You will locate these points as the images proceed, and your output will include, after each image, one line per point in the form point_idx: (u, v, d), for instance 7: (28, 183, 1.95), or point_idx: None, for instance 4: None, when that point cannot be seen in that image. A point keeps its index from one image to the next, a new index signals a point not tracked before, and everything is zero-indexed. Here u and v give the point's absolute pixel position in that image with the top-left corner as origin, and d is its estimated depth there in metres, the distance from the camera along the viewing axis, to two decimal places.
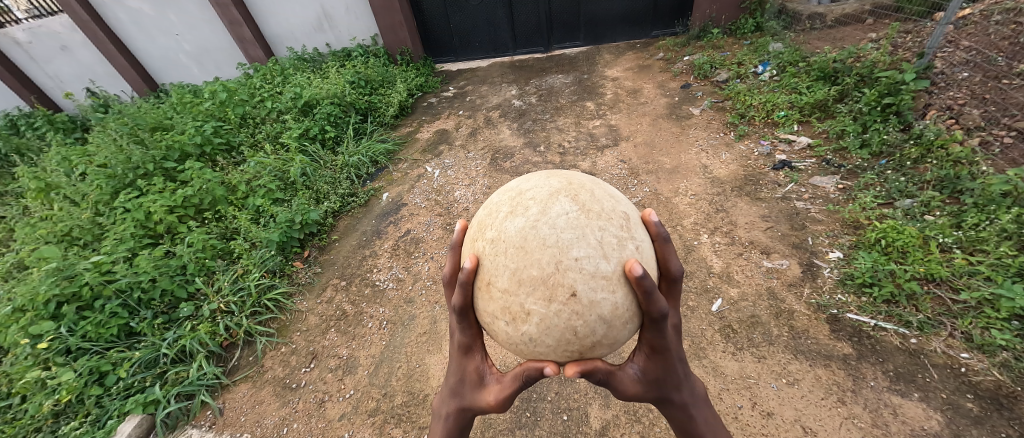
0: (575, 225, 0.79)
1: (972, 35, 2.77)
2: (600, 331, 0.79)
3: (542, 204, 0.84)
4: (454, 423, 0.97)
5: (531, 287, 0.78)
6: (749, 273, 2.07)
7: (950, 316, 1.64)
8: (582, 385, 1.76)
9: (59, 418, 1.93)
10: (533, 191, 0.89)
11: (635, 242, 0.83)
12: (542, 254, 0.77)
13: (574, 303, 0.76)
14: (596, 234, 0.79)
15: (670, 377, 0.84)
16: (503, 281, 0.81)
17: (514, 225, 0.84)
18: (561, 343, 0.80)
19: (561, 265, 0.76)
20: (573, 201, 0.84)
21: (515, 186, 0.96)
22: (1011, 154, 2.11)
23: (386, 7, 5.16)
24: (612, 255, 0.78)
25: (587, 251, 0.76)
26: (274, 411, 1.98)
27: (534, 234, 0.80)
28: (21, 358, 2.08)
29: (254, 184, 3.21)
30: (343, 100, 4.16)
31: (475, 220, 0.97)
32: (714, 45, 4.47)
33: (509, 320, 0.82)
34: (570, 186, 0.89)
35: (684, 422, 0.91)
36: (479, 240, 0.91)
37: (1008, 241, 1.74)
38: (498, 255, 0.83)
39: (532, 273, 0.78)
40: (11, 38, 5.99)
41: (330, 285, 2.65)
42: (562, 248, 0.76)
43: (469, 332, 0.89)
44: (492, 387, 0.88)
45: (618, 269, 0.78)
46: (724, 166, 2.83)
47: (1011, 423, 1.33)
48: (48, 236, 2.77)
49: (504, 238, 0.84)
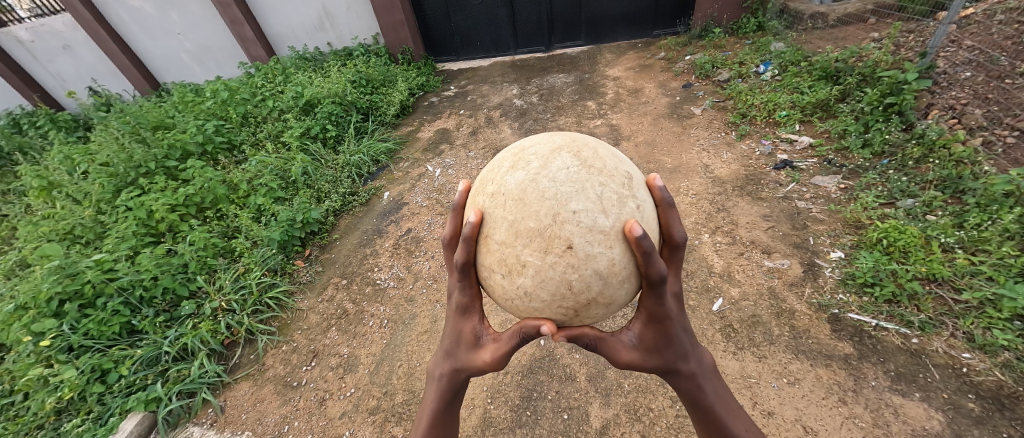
0: (575, 179, 0.78)
1: (975, 35, 2.75)
2: (596, 286, 0.77)
3: (543, 158, 0.83)
4: (447, 385, 0.94)
5: (527, 239, 0.77)
6: (750, 273, 2.07)
7: (952, 316, 1.64)
8: (582, 384, 1.76)
9: (61, 415, 1.94)
10: (535, 148, 0.88)
11: (638, 201, 0.81)
12: (540, 206, 0.76)
13: (570, 256, 0.74)
14: (596, 190, 0.77)
15: (672, 343, 0.82)
16: (500, 233, 0.80)
17: (514, 180, 0.84)
18: (555, 298, 0.79)
19: (558, 218, 0.74)
20: (575, 157, 0.83)
21: (518, 145, 0.96)
22: (1014, 154, 2.10)
23: (387, 5, 5.16)
24: (612, 211, 0.76)
25: (586, 205, 0.75)
26: (274, 409, 1.99)
27: (533, 187, 0.79)
28: (23, 355, 2.09)
29: (255, 184, 3.22)
30: (344, 99, 4.17)
31: (477, 178, 0.97)
32: (716, 44, 4.47)
33: (504, 272, 0.81)
34: (573, 143, 0.88)
35: (693, 394, 0.88)
36: (479, 195, 0.90)
37: (1010, 241, 1.73)
38: (496, 208, 0.83)
39: (529, 225, 0.77)
40: (14, 37, 6.01)
41: (331, 284, 2.65)
42: (561, 200, 0.75)
43: (468, 292, 0.87)
44: (489, 346, 0.86)
45: (617, 226, 0.75)
46: (724, 166, 2.83)
47: (1012, 423, 1.33)
48: (50, 233, 2.78)
49: (503, 191, 0.83)
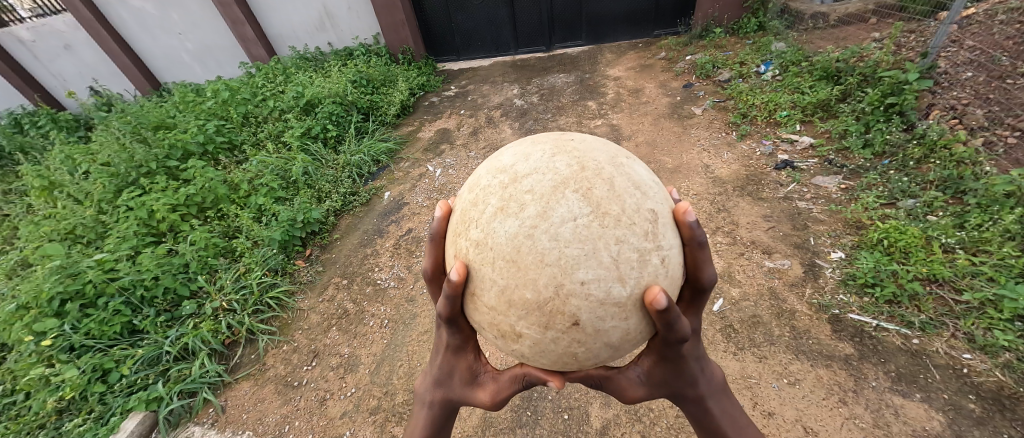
0: (584, 237, 0.65)
1: (976, 35, 2.75)
2: (604, 354, 0.76)
3: (542, 202, 0.69)
4: (436, 413, 0.94)
5: (524, 310, 0.71)
6: (750, 273, 2.07)
7: (953, 317, 1.63)
8: (583, 384, 1.76)
9: (63, 415, 1.95)
10: (532, 181, 0.73)
11: (661, 254, 0.70)
12: (540, 274, 0.67)
13: (575, 331, 0.70)
14: (610, 250, 0.65)
15: (680, 376, 0.81)
16: (492, 298, 0.74)
17: (505, 228, 0.72)
18: (557, 363, 0.79)
19: (562, 289, 0.66)
20: (584, 199, 0.68)
21: (511, 167, 0.80)
22: (1015, 154, 2.10)
23: (387, 5, 5.15)
24: (627, 277, 0.67)
25: (596, 274, 0.65)
26: (275, 409, 1.99)
27: (531, 246, 0.67)
28: (25, 355, 2.10)
29: (256, 184, 3.22)
30: (345, 98, 4.18)
31: (462, 207, 0.84)
32: (717, 44, 4.46)
33: (500, 335, 0.80)
34: (580, 175, 0.72)
35: (701, 414, 0.89)
36: (464, 239, 0.80)
37: (1011, 242, 1.74)
38: (486, 265, 0.74)
39: (527, 294, 0.69)
40: (15, 37, 6.02)
41: (332, 283, 2.66)
42: (565, 268, 0.65)
43: (460, 334, 0.85)
44: (488, 386, 0.89)
45: (636, 294, 0.68)
46: (725, 166, 2.83)
47: (1013, 424, 1.33)
48: (52, 233, 2.79)
49: (494, 245, 0.72)
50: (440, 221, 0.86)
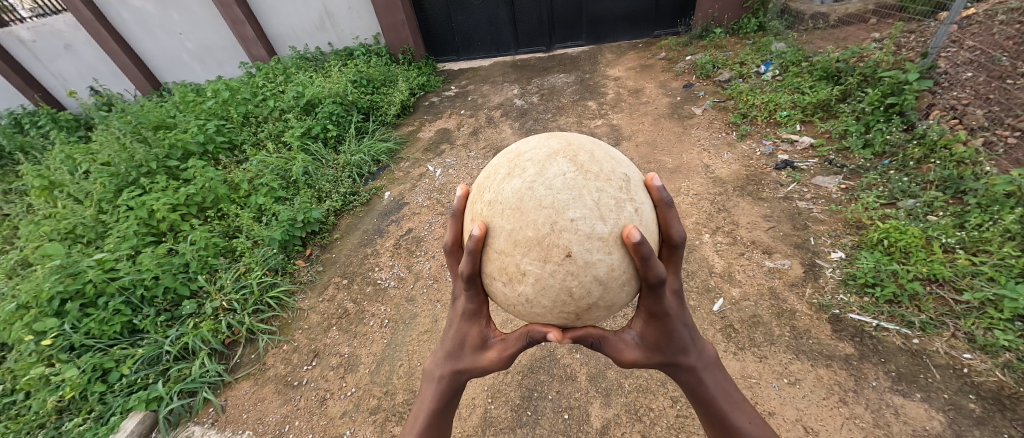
0: (572, 185, 0.75)
1: (976, 35, 2.76)
2: (596, 292, 0.77)
3: (539, 164, 0.80)
4: (446, 386, 0.94)
5: (526, 248, 0.75)
6: (750, 273, 2.07)
7: (953, 317, 1.63)
8: (583, 383, 1.76)
9: (63, 414, 1.95)
10: (531, 152, 0.85)
11: (636, 204, 0.78)
12: (538, 214, 0.74)
13: (569, 264, 0.73)
14: (594, 195, 0.75)
15: (672, 340, 0.82)
16: (500, 242, 0.78)
17: (508, 188, 0.82)
18: (556, 304, 0.79)
19: (556, 226, 0.73)
20: (572, 161, 0.80)
21: (512, 150, 0.93)
22: (1015, 155, 2.10)
23: (387, 5, 5.16)
24: (610, 217, 0.74)
25: (583, 212, 0.73)
26: (276, 409, 1.99)
27: (530, 194, 0.76)
28: (24, 354, 2.10)
29: (256, 183, 3.22)
30: (345, 98, 4.18)
31: (473, 184, 0.93)
32: (717, 44, 4.46)
33: (505, 281, 0.80)
34: (569, 147, 0.85)
35: (694, 386, 0.89)
36: (476, 203, 0.88)
37: (1011, 242, 1.74)
38: (494, 217, 0.80)
39: (528, 234, 0.75)
40: (16, 37, 6.02)
41: (332, 283, 2.65)
42: (558, 208, 0.73)
43: (476, 299, 0.87)
44: (496, 347, 0.88)
45: (616, 231, 0.73)
46: (725, 166, 2.83)
47: (1013, 423, 1.33)
48: (52, 232, 2.79)
49: (500, 200, 0.80)
50: (461, 202, 0.87)
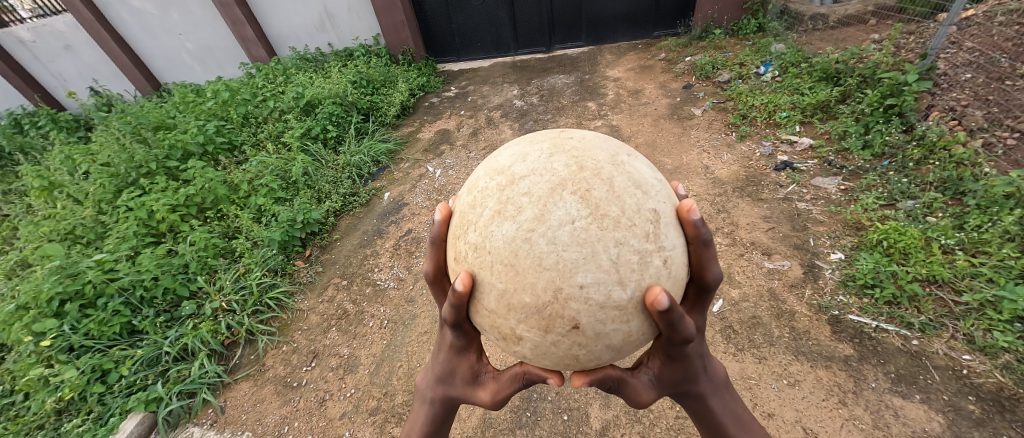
0: (581, 240, 0.64)
1: (975, 36, 2.76)
2: (606, 357, 0.76)
3: (540, 205, 0.68)
4: (438, 409, 0.96)
5: (523, 313, 0.71)
6: (750, 274, 2.07)
7: (953, 318, 1.64)
8: (583, 385, 1.76)
9: (62, 415, 1.94)
10: (529, 182, 0.72)
11: (664, 256, 0.68)
12: (538, 278, 0.66)
13: (575, 334, 0.70)
14: (610, 253, 0.64)
15: (686, 375, 0.82)
16: (491, 301, 0.75)
17: (503, 231, 0.71)
18: (560, 365, 0.78)
19: (560, 294, 0.66)
20: (582, 200, 0.66)
21: (509, 168, 0.78)
22: (1014, 156, 2.11)
23: (387, 6, 5.16)
24: (629, 280, 0.65)
25: (595, 277, 0.64)
26: (275, 409, 1.99)
27: (529, 250, 0.66)
28: (24, 356, 2.10)
29: (255, 184, 3.22)
30: (345, 99, 4.18)
31: (460, 212, 0.83)
32: (717, 45, 4.46)
33: (499, 337, 0.80)
34: (579, 175, 0.70)
35: (704, 412, 0.90)
36: (462, 241, 0.79)
37: (1011, 243, 1.74)
38: (484, 269, 0.73)
39: (526, 299, 0.69)
40: (16, 38, 6.03)
41: (331, 284, 2.65)
42: (564, 272, 0.64)
43: (464, 337, 0.84)
44: (488, 386, 0.88)
45: (637, 296, 0.67)
46: (725, 167, 2.83)
47: (1012, 425, 1.33)
48: (51, 234, 2.79)
49: (491, 249, 0.72)
50: (441, 224, 0.84)
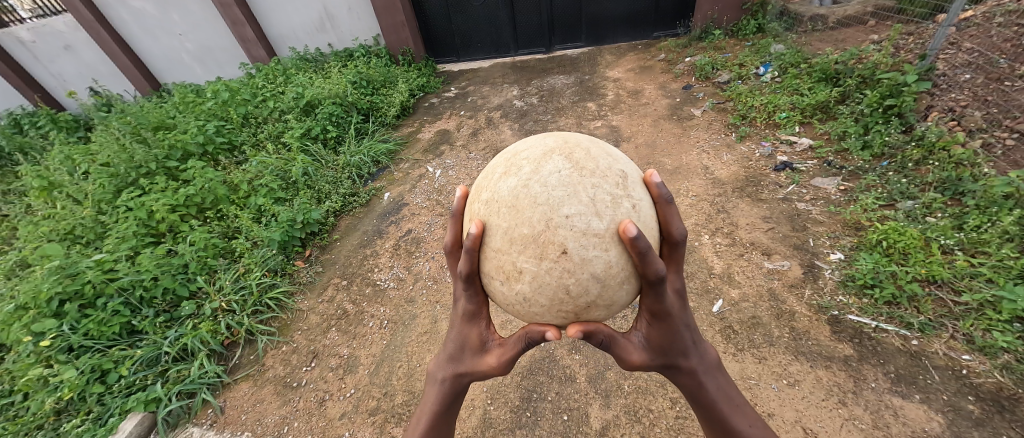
0: (566, 182, 0.75)
1: (974, 37, 2.77)
2: (594, 290, 0.76)
3: (534, 163, 0.81)
4: (449, 389, 0.95)
5: (522, 246, 0.76)
6: (749, 274, 2.08)
7: (952, 318, 1.64)
8: (582, 385, 1.76)
9: (61, 416, 1.94)
10: (527, 152, 0.86)
11: (633, 201, 0.77)
12: (533, 212, 0.75)
13: (564, 261, 0.73)
14: (589, 192, 0.75)
15: (675, 343, 0.82)
16: (497, 239, 0.79)
17: (505, 186, 0.83)
18: (554, 303, 0.79)
19: (551, 223, 0.73)
20: (567, 159, 0.80)
21: (510, 149, 0.93)
22: (1013, 157, 2.11)
23: (387, 7, 5.17)
24: (605, 213, 0.73)
25: (578, 209, 0.72)
26: (275, 410, 1.99)
27: (526, 192, 0.77)
28: (24, 355, 2.09)
29: (255, 184, 3.22)
30: (345, 100, 4.18)
31: (472, 186, 0.95)
32: (716, 46, 4.46)
33: (502, 279, 0.81)
34: (566, 144, 0.85)
35: (695, 390, 0.90)
36: (475, 202, 0.89)
37: (1010, 243, 1.74)
38: (492, 216, 0.81)
39: (523, 232, 0.75)
40: (16, 38, 6.03)
41: (331, 285, 2.65)
42: (553, 205, 0.73)
43: (475, 299, 0.87)
44: (495, 351, 0.88)
45: (613, 227, 0.73)
46: (725, 167, 2.84)
47: (1013, 425, 1.33)
48: (51, 234, 2.79)
49: (496, 199, 0.82)
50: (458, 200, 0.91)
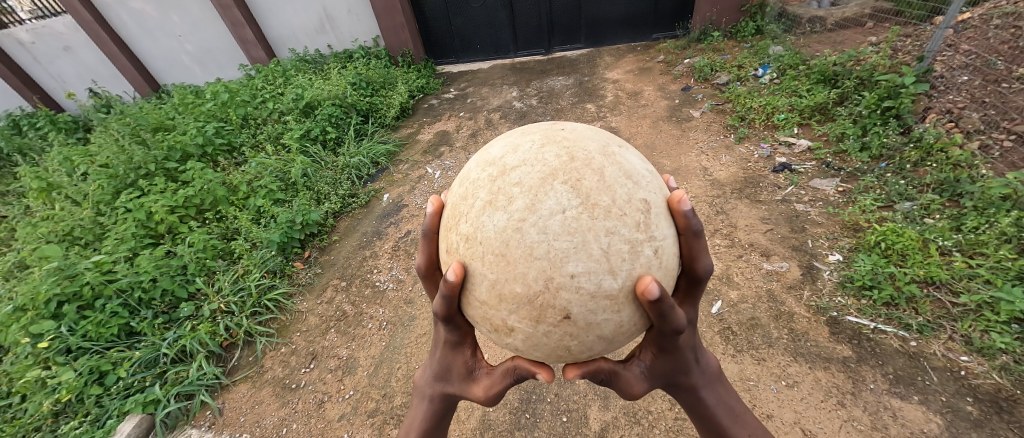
0: (573, 229, 0.65)
1: (972, 39, 2.79)
2: (598, 348, 0.76)
3: (531, 195, 0.69)
4: (436, 407, 0.96)
5: (516, 304, 0.72)
6: (748, 275, 2.08)
7: (950, 319, 1.64)
8: (582, 386, 1.76)
9: (59, 418, 1.93)
10: (521, 174, 0.73)
11: (654, 245, 0.70)
12: (529, 267, 0.67)
13: (567, 325, 0.70)
14: (600, 242, 0.65)
15: (678, 366, 0.82)
16: (483, 293, 0.76)
17: (494, 222, 0.73)
18: (551, 357, 0.79)
19: (553, 283, 0.66)
20: (573, 191, 0.68)
21: (499, 161, 0.80)
22: (1011, 158, 2.12)
23: (387, 9, 5.18)
24: (620, 270, 0.67)
25: (587, 266, 0.65)
26: (274, 411, 1.99)
27: (520, 240, 0.68)
28: (22, 358, 2.08)
29: (255, 185, 3.22)
30: (344, 101, 4.19)
31: (451, 202, 0.84)
32: (715, 47, 4.47)
33: (491, 330, 0.81)
34: (570, 166, 0.72)
35: (695, 404, 0.90)
36: (454, 233, 0.81)
37: (1008, 244, 1.74)
38: (476, 259, 0.74)
39: (517, 289, 0.70)
40: (16, 39, 6.03)
41: (331, 286, 2.65)
42: (556, 262, 0.65)
43: (457, 331, 0.85)
44: (482, 381, 0.88)
45: (627, 285, 0.68)
46: (724, 168, 2.84)
47: (1011, 426, 1.33)
48: (49, 235, 2.78)
49: (484, 239, 0.73)
50: (433, 215, 0.84)
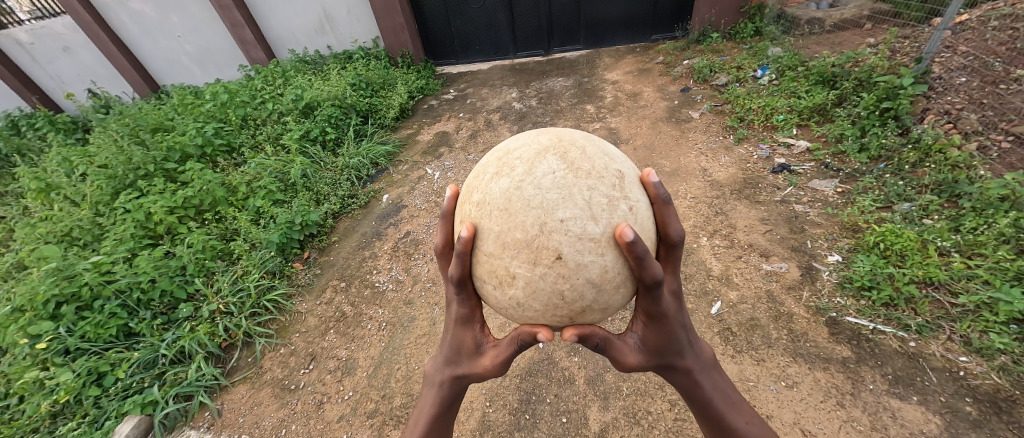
0: (561, 184, 0.74)
1: (970, 41, 2.80)
2: (590, 296, 0.76)
3: (528, 163, 0.79)
4: (447, 391, 0.95)
5: (515, 250, 0.75)
6: (748, 276, 2.08)
7: (949, 320, 1.65)
8: (582, 387, 1.76)
9: (56, 419, 1.92)
10: (520, 150, 0.84)
11: (630, 202, 0.76)
12: (526, 216, 0.73)
13: (560, 266, 0.73)
14: (584, 195, 0.73)
15: (670, 343, 0.82)
16: (488, 244, 0.78)
17: (497, 187, 0.81)
18: (549, 307, 0.79)
19: (546, 227, 0.72)
20: (561, 159, 0.78)
21: (501, 147, 0.91)
22: (1009, 159, 2.13)
23: (387, 9, 5.19)
24: (602, 217, 0.72)
25: (574, 212, 0.72)
26: (273, 413, 1.98)
27: (519, 195, 0.75)
28: (19, 358, 2.06)
29: (254, 185, 3.22)
30: (344, 102, 4.19)
31: (462, 184, 0.93)
32: (714, 48, 4.49)
33: (495, 284, 0.81)
34: (560, 143, 0.83)
35: (690, 388, 0.90)
36: (464, 204, 0.87)
37: (1006, 245, 1.75)
38: (483, 218, 0.80)
39: (516, 237, 0.74)
40: (14, 39, 6.02)
41: (330, 287, 2.65)
42: (548, 209, 0.72)
43: (468, 303, 0.88)
44: (490, 352, 0.88)
45: (609, 231, 0.72)
46: (723, 169, 2.84)
47: (1010, 426, 1.33)
48: (48, 235, 2.77)
49: (488, 201, 0.80)
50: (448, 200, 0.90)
